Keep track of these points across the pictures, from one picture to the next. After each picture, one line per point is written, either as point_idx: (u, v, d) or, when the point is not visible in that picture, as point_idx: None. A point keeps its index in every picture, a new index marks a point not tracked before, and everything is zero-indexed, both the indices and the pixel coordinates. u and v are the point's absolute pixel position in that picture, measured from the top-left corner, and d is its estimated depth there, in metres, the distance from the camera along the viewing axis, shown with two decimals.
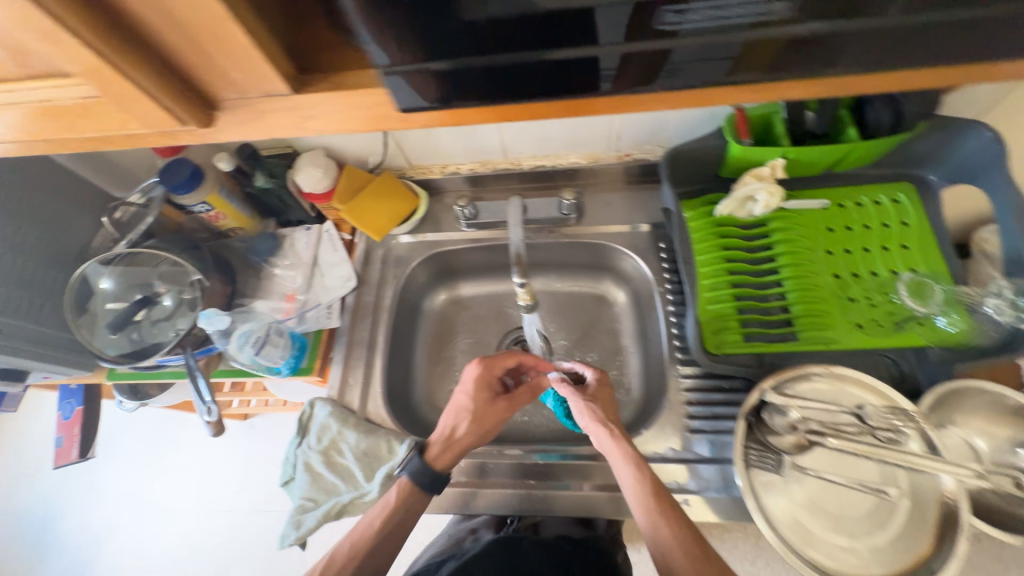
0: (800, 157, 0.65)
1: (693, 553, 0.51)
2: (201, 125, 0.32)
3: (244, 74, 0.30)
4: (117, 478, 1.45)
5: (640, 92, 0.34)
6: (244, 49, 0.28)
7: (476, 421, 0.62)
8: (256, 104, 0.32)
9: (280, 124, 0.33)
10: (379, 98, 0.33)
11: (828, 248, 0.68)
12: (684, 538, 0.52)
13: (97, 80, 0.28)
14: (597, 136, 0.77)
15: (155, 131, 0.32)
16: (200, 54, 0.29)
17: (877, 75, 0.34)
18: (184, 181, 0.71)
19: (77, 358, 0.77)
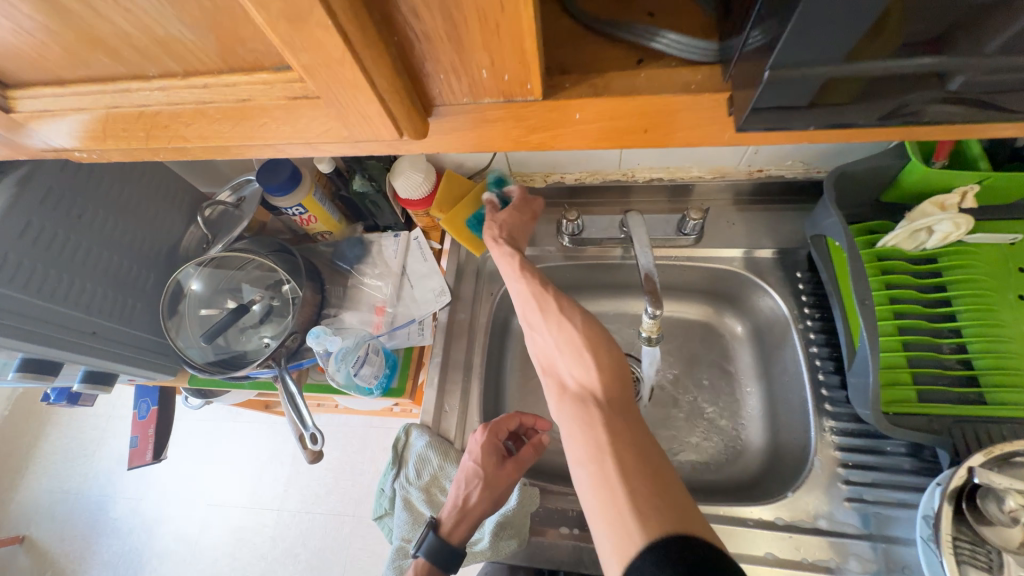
0: (1001, 184, 0.55)
1: (539, 297, 0.56)
2: (414, 136, 0.26)
3: (496, 72, 0.23)
4: (170, 467, 1.45)
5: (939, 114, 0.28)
6: (519, 42, 0.21)
7: (484, 489, 0.58)
8: (485, 110, 0.26)
9: (503, 137, 0.27)
10: (640, 107, 0.26)
11: (1021, 293, 0.57)
12: (537, 296, 0.56)
13: (324, 74, 0.22)
14: (730, 150, 0.69)
15: (354, 138, 0.27)
16: (452, 47, 0.22)
17: None
18: (283, 183, 0.66)
19: (160, 362, 0.73)
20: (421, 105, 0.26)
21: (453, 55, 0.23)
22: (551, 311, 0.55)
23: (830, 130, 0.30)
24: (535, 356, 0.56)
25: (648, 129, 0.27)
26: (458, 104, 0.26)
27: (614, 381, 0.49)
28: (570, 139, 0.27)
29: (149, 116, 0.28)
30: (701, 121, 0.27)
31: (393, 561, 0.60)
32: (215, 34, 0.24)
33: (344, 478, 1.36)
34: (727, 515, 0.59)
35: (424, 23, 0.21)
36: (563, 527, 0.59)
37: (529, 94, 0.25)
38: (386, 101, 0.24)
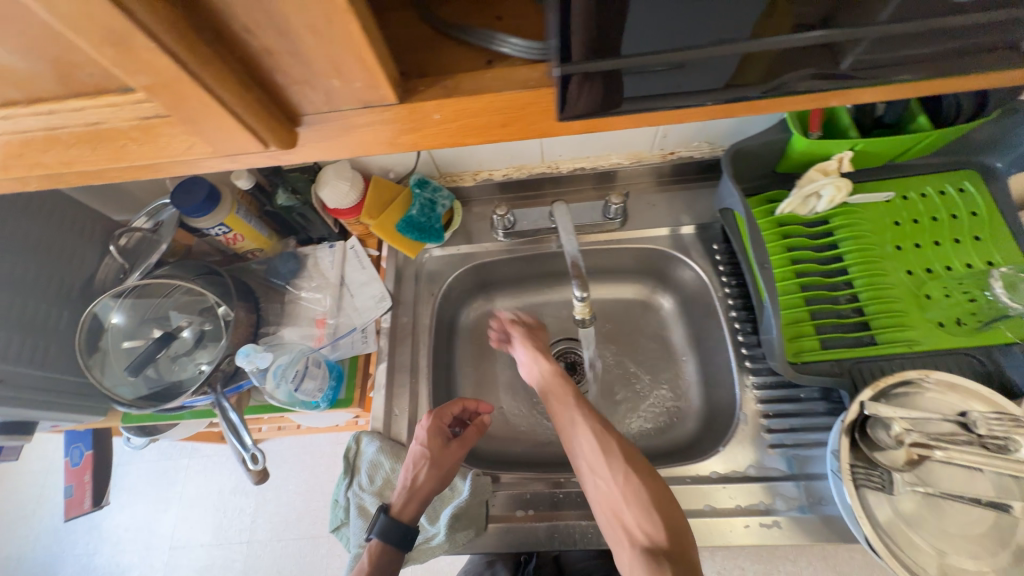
0: (869, 149, 0.62)
1: (601, 436, 0.60)
2: (283, 147, 0.27)
3: (346, 82, 0.24)
4: (123, 515, 1.36)
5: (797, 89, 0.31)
6: (356, 53, 0.23)
7: (431, 469, 0.60)
8: (350, 116, 0.27)
9: (371, 141, 0.28)
10: (495, 106, 0.28)
11: (896, 244, 0.65)
12: (597, 433, 0.60)
13: (168, 94, 0.22)
14: (642, 136, 0.73)
15: (223, 153, 0.28)
16: (296, 62, 0.23)
17: (1002, 72, 0.31)
18: (201, 204, 0.64)
19: (86, 403, 0.70)
20: (284, 117, 0.27)
21: (298, 67, 0.24)
22: (611, 451, 0.58)
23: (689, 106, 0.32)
24: (594, 502, 0.58)
25: (508, 123, 0.29)
26: (321, 113, 0.27)
27: (676, 531, 0.53)
28: (441, 137, 0.29)
29: (2, 146, 0.28)
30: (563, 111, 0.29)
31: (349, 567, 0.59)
32: (52, 61, 0.24)
33: (315, 499, 1.33)
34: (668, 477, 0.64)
35: (259, 38, 0.22)
36: (519, 511, 0.61)
37: (386, 100, 0.26)
38: (239, 115, 0.24)
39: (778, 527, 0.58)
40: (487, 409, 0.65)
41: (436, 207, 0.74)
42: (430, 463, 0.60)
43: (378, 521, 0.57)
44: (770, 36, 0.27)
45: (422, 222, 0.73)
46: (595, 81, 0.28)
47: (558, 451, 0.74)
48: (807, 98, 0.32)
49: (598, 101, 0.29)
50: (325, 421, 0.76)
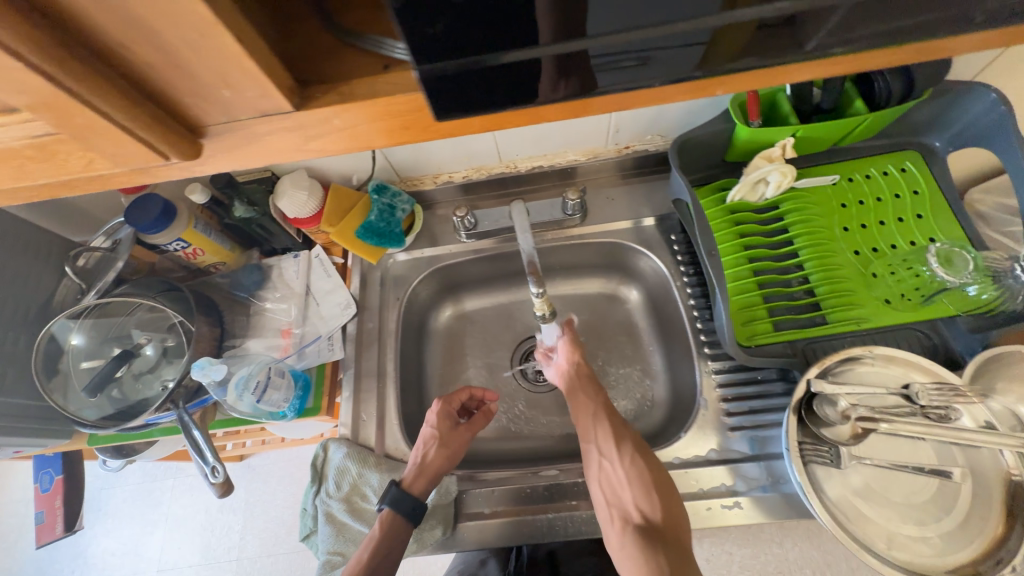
0: (810, 135, 0.63)
1: (616, 428, 0.62)
2: (186, 158, 0.28)
3: (235, 92, 0.25)
4: (108, 540, 1.34)
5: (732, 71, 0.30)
6: (236, 63, 0.24)
7: (439, 446, 0.64)
8: (252, 125, 0.28)
9: (276, 148, 0.29)
10: (393, 109, 0.28)
11: (844, 226, 0.66)
12: (614, 426, 0.62)
13: (52, 112, 0.23)
14: (595, 132, 0.74)
15: (128, 167, 0.28)
16: (182, 75, 0.24)
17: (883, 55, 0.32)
18: (155, 220, 0.64)
19: (50, 426, 0.69)
20: (185, 129, 0.27)
21: (185, 80, 0.25)
22: (626, 442, 0.60)
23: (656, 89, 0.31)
24: (594, 485, 0.60)
25: (409, 125, 0.30)
26: (221, 124, 0.28)
27: (673, 515, 0.56)
28: (345, 142, 0.30)
29: None
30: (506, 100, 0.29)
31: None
32: None
33: None
34: None
35: (138, 52, 0.23)
36: (487, 508, 0.63)
37: (282, 108, 0.27)
38: (131, 130, 0.25)
39: (739, 507, 0.59)
40: (491, 396, 0.70)
41: (395, 212, 0.75)
42: (439, 441, 0.65)
43: (388, 491, 0.60)
44: (736, 8, 0.26)
45: (381, 228, 0.74)
46: (489, 81, 0.28)
47: (530, 446, 0.75)
48: (754, 76, 0.31)
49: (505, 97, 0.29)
50: (306, 430, 0.78)
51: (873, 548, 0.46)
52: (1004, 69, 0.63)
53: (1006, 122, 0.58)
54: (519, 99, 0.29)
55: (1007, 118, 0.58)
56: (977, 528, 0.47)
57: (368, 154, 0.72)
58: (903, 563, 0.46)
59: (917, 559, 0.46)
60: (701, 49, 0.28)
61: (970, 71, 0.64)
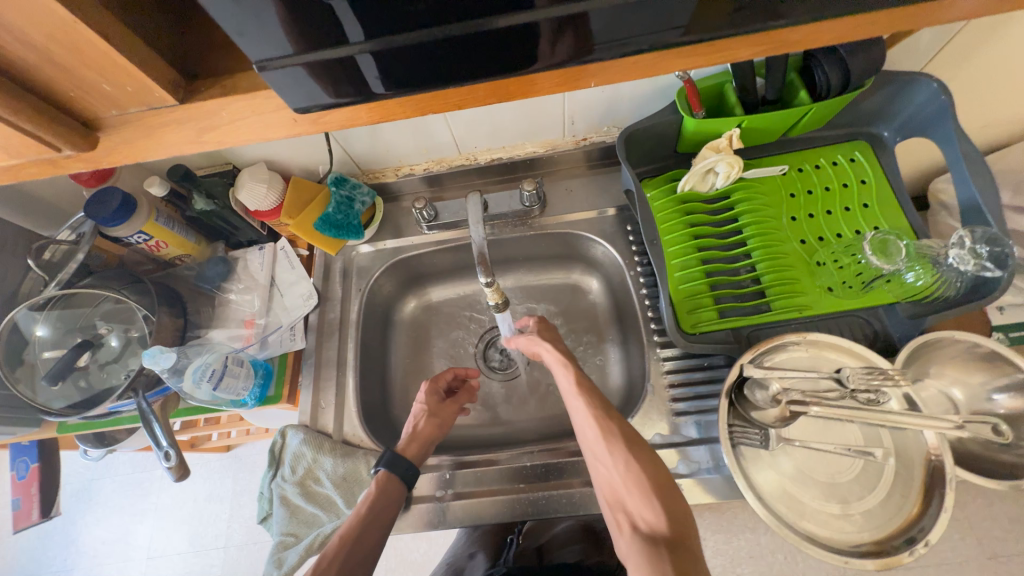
0: (754, 125, 0.64)
1: (602, 419, 0.56)
2: (82, 150, 0.30)
3: (116, 85, 0.28)
4: (98, 529, 1.36)
5: (679, 44, 0.31)
6: (108, 57, 0.26)
7: (429, 419, 0.68)
8: (143, 118, 0.30)
9: (172, 140, 0.31)
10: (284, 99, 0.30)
11: (791, 215, 0.67)
12: (604, 418, 0.56)
13: None
14: (550, 123, 0.75)
15: (27, 159, 0.30)
16: (62, 71, 0.27)
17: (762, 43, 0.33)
18: (113, 213, 0.65)
19: (20, 414, 0.71)
20: (79, 123, 0.30)
21: (68, 75, 0.27)
22: (614, 440, 0.54)
23: (643, 56, 0.32)
24: (597, 488, 0.56)
25: (298, 117, 0.31)
26: (115, 118, 0.30)
27: (680, 520, 0.49)
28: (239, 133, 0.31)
29: None
30: (480, 68, 0.30)
31: (276, 554, 0.61)
32: None
33: None
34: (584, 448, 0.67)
35: (15, 51, 0.25)
36: (438, 491, 0.66)
37: (166, 100, 0.29)
38: (20, 125, 0.27)
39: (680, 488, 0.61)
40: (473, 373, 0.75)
41: (354, 204, 0.76)
42: (428, 415, 0.69)
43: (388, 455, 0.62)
44: None
45: (339, 220, 0.75)
46: (398, 61, 0.29)
47: (491, 433, 0.78)
48: (690, 53, 0.32)
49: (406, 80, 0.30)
50: (282, 420, 0.86)
51: (793, 523, 0.48)
52: (948, 55, 0.64)
53: (944, 110, 0.59)
54: (417, 84, 0.30)
55: (946, 108, 0.59)
56: (896, 507, 0.49)
57: (325, 145, 0.73)
58: (823, 539, 0.48)
59: (839, 535, 0.48)
60: (678, 32, 0.30)
61: (913, 58, 0.65)
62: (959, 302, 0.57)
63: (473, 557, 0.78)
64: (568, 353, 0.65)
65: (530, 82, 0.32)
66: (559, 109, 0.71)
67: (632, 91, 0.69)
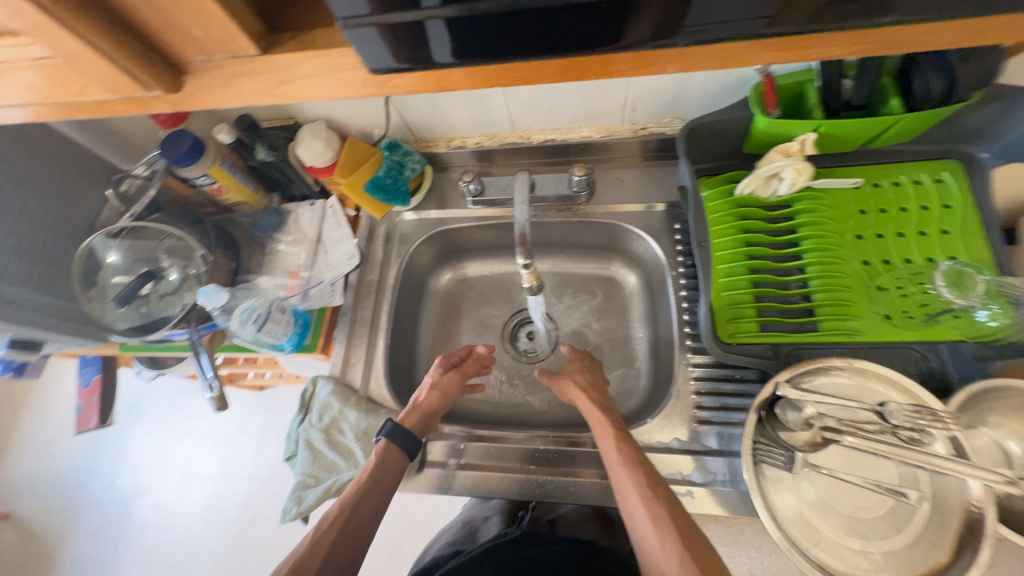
0: (832, 131, 0.60)
1: (652, 504, 0.53)
2: (168, 92, 0.32)
3: (205, 31, 0.29)
4: (142, 443, 1.49)
5: (767, 35, 0.30)
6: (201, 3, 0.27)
7: (434, 393, 0.69)
8: (224, 66, 0.31)
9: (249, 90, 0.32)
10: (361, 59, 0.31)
11: (857, 233, 0.63)
12: (654, 504, 0.53)
13: (48, 38, 0.27)
14: (610, 109, 0.73)
15: (119, 96, 0.32)
16: (159, 13, 0.28)
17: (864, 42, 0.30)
18: (185, 154, 0.69)
19: (90, 330, 0.79)
20: (168, 65, 0.31)
21: (163, 18, 0.28)
22: (664, 527, 0.51)
23: (721, 46, 0.31)
24: None
25: (369, 79, 0.31)
26: (200, 63, 0.31)
27: None
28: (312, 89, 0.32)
29: None
30: (551, 45, 0.30)
31: (296, 491, 0.65)
32: None
33: None
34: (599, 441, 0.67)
35: None
36: (451, 459, 0.69)
37: (249, 50, 0.30)
38: (118, 62, 0.29)
39: (692, 496, 0.60)
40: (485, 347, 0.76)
41: (404, 169, 0.78)
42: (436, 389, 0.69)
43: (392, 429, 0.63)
44: None
45: (388, 183, 0.76)
46: (471, 28, 0.28)
47: (509, 412, 0.79)
48: (776, 46, 0.30)
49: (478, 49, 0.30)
50: (314, 370, 0.90)
51: (806, 549, 0.47)
52: None
53: None
54: (486, 54, 0.30)
55: None
56: (923, 552, 0.46)
57: (383, 109, 0.74)
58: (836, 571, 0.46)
59: (854, 570, 0.46)
60: (760, 23, 0.29)
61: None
62: None
63: (488, 518, 0.81)
64: (609, 416, 0.63)
65: (598, 62, 0.32)
66: (621, 95, 0.69)
67: (701, 83, 0.66)
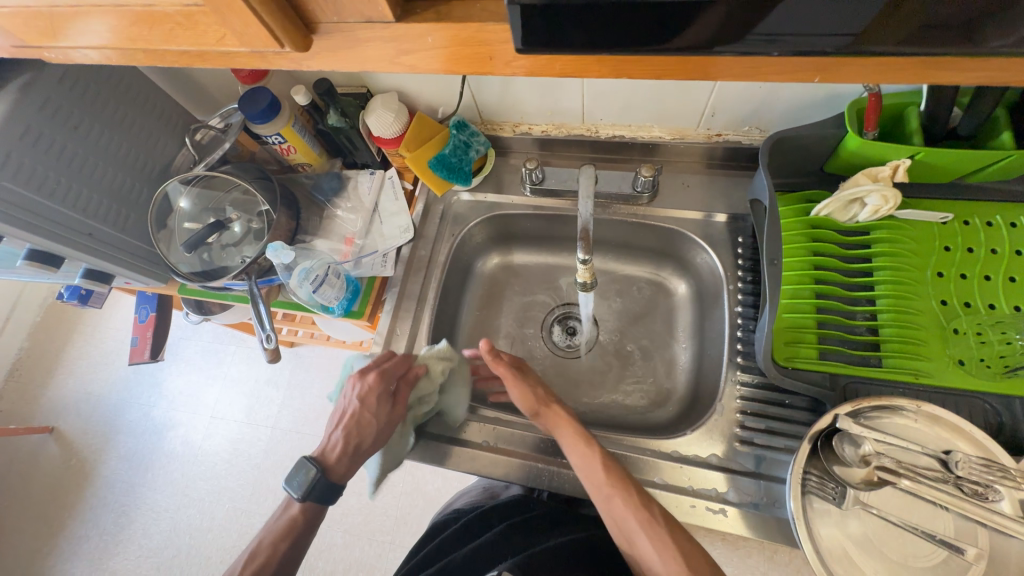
0: (931, 161, 0.56)
1: (650, 527, 0.55)
2: (298, 50, 0.33)
3: None
4: (178, 380, 1.57)
5: (903, 49, 0.28)
6: None
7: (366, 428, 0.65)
8: (356, 29, 0.32)
9: (374, 55, 0.33)
10: (486, 36, 0.30)
11: (939, 271, 0.59)
12: (649, 528, 0.55)
13: None
14: (686, 111, 0.70)
15: (249, 49, 0.33)
16: None
17: (1009, 62, 0.29)
18: (262, 112, 0.71)
19: (154, 269, 0.82)
20: (302, 23, 0.32)
21: None
22: (668, 552, 0.54)
23: (852, 58, 0.30)
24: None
25: (492, 56, 0.32)
26: (332, 24, 0.32)
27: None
28: (434, 63, 0.33)
29: (80, 14, 0.35)
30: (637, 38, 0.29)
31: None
32: None
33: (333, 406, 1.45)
34: (636, 446, 0.66)
35: None
36: (482, 440, 0.69)
37: (385, 17, 0.31)
38: (261, 17, 0.30)
39: (724, 514, 0.59)
40: (421, 367, 0.68)
41: (469, 150, 0.78)
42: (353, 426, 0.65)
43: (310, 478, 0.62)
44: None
45: (453, 162, 0.77)
46: (588, 19, 0.28)
47: None
48: (902, 62, 0.30)
49: (595, 39, 0.29)
50: (351, 335, 0.93)
51: None
52: None
53: None
54: (600, 44, 0.29)
55: None
56: None
57: (457, 88, 0.74)
58: None
59: None
60: (857, 42, 0.28)
61: None
62: None
63: (508, 487, 0.84)
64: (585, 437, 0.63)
65: (712, 56, 0.31)
66: (703, 98, 0.66)
67: (792, 94, 0.63)
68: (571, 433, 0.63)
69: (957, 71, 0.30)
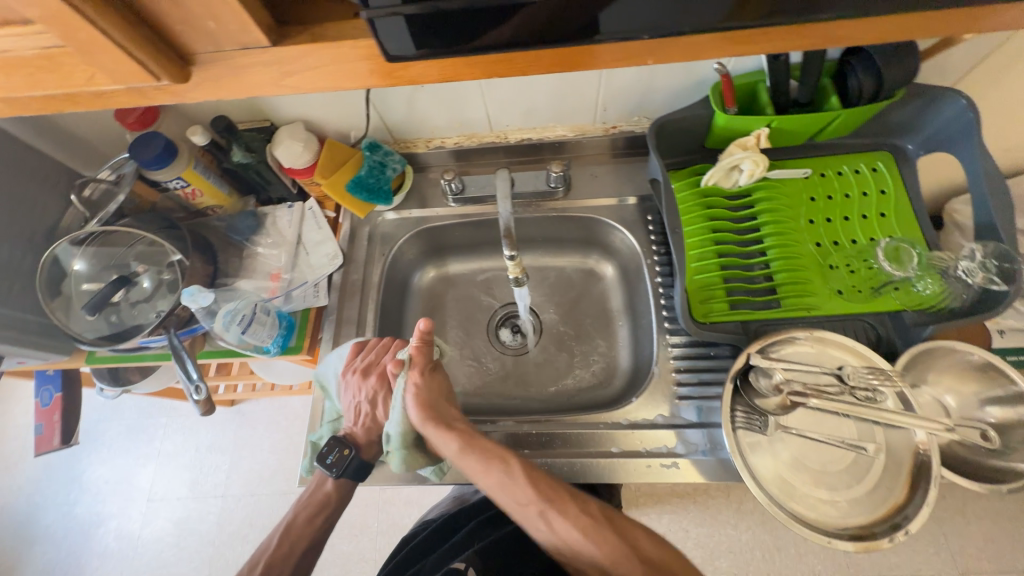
0: (783, 127, 0.66)
1: (592, 529, 0.55)
2: (177, 82, 0.33)
3: (218, 23, 0.31)
4: (102, 468, 1.39)
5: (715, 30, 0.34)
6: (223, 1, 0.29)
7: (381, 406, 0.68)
8: (234, 57, 0.33)
9: (259, 81, 0.34)
10: (365, 50, 0.33)
11: (810, 218, 0.69)
12: (590, 529, 0.55)
13: (62, 27, 0.28)
14: (583, 108, 0.77)
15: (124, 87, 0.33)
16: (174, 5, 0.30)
17: (798, 32, 0.35)
18: (157, 157, 0.68)
19: (57, 343, 0.74)
20: (177, 55, 0.33)
21: (177, 10, 0.30)
22: (612, 546, 0.54)
23: (680, 38, 0.35)
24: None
25: (375, 69, 0.34)
26: (210, 54, 0.33)
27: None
28: (320, 80, 0.35)
29: None
30: (497, 33, 0.33)
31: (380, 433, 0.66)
32: None
33: (289, 459, 1.36)
34: (591, 422, 0.69)
35: None
36: None
37: (261, 42, 0.33)
38: (129, 51, 0.30)
39: (677, 466, 0.64)
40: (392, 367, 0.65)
41: (386, 169, 0.79)
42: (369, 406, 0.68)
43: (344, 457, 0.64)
44: None
45: (371, 183, 0.78)
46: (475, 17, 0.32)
47: (497, 401, 0.81)
48: (718, 42, 0.36)
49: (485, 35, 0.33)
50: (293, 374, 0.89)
51: (782, 503, 0.52)
52: (979, 73, 0.65)
53: (970, 128, 0.61)
54: (485, 42, 0.33)
55: (971, 123, 0.60)
56: (883, 496, 0.52)
57: (362, 109, 0.75)
58: (809, 519, 0.52)
59: (824, 518, 0.52)
60: (684, 27, 0.34)
61: (947, 76, 0.66)
62: (962, 313, 0.60)
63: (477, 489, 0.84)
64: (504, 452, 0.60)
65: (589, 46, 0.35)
66: (592, 94, 0.73)
67: (665, 83, 0.71)
68: (479, 446, 0.61)
69: (772, 42, 0.36)
